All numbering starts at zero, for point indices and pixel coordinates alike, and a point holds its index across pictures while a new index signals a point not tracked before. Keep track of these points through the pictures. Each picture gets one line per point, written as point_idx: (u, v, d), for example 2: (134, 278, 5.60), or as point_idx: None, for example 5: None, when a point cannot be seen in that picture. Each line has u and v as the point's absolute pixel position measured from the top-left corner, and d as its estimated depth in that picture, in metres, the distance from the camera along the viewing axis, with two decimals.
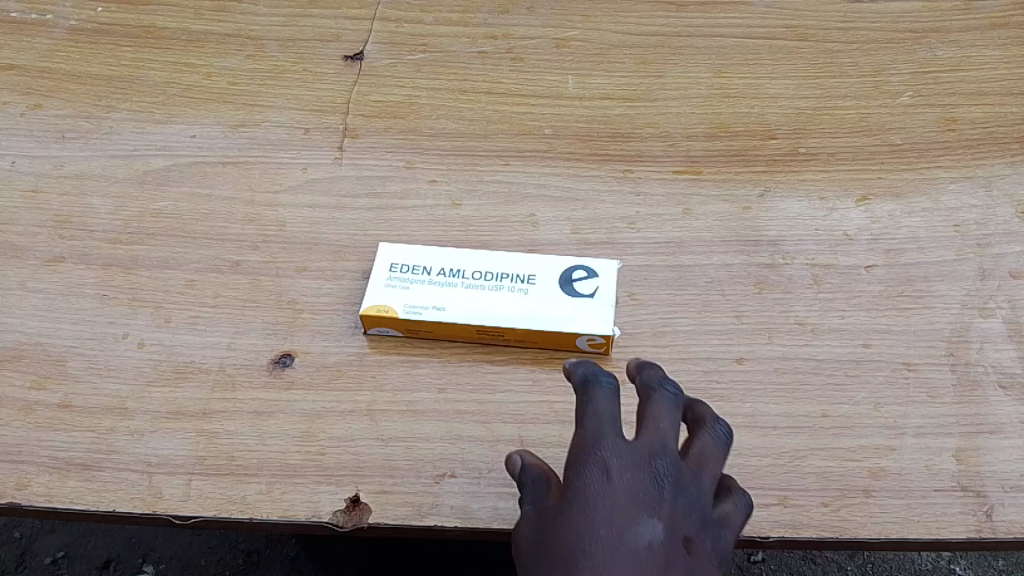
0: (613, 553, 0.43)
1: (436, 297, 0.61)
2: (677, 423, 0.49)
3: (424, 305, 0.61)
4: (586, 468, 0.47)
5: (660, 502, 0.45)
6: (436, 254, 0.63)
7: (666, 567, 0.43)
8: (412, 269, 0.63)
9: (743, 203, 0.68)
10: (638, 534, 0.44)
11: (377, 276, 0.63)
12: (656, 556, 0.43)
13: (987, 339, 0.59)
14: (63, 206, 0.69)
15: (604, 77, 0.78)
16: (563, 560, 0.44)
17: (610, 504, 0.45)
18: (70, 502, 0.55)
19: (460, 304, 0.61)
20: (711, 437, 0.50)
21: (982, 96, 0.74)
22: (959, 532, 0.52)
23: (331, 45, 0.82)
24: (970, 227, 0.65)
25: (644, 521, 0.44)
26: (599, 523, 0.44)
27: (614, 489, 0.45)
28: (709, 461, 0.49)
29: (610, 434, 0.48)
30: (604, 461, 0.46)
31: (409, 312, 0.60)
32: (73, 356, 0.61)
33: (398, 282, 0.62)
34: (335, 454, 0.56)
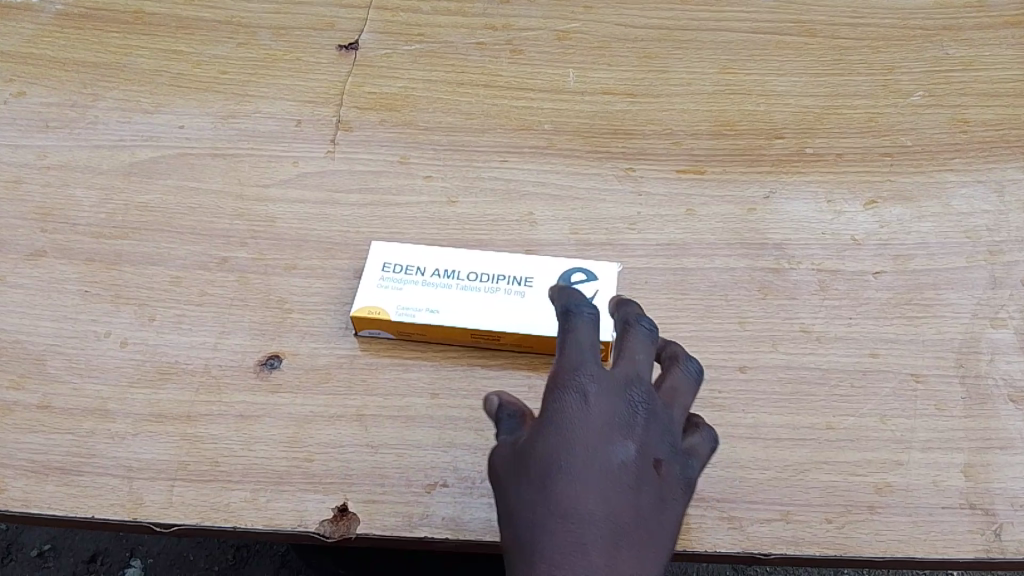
0: (587, 473, 0.44)
1: (430, 299, 0.59)
2: (651, 356, 0.49)
3: (417, 307, 0.59)
4: (564, 394, 0.46)
5: (632, 429, 0.46)
6: (431, 254, 0.62)
7: (636, 487, 0.44)
8: (405, 269, 0.61)
9: (747, 205, 0.66)
10: (610, 457, 0.45)
11: (369, 276, 0.61)
12: (626, 478, 0.44)
13: (997, 350, 0.58)
14: (45, 198, 0.67)
15: (606, 71, 0.76)
16: (537, 478, 0.44)
17: (586, 427, 0.45)
18: (47, 508, 0.53)
19: (454, 306, 0.59)
20: (682, 372, 0.51)
21: (994, 97, 0.72)
22: (967, 552, 0.50)
23: (325, 34, 0.80)
24: (981, 234, 0.63)
25: (618, 444, 0.45)
26: (574, 445, 0.45)
27: (591, 413, 0.46)
28: (678, 395, 0.50)
29: (591, 361, 0.47)
30: (582, 387, 0.46)
31: (402, 314, 0.58)
32: (53, 355, 0.59)
33: (391, 283, 0.60)
34: (323, 461, 0.54)
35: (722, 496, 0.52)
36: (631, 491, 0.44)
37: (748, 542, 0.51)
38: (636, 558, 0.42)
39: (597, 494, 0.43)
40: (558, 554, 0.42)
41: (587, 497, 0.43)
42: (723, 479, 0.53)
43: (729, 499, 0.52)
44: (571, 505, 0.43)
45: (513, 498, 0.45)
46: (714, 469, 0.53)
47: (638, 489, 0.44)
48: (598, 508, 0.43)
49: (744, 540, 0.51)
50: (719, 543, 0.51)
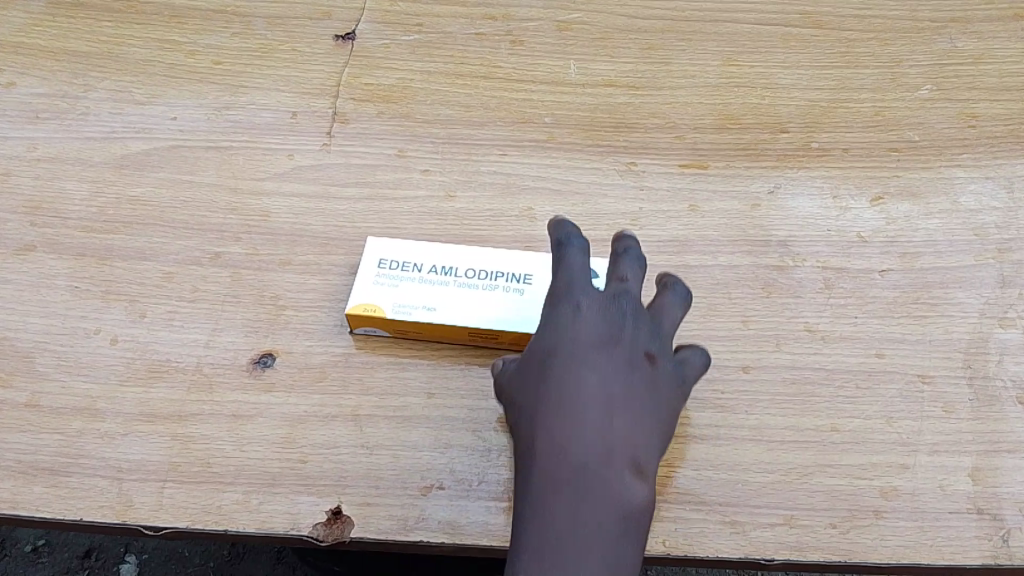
0: (583, 360, 0.48)
1: (427, 297, 0.58)
2: (641, 280, 0.52)
3: (413, 305, 0.57)
4: (558, 308, 0.50)
5: (624, 334, 0.49)
6: (428, 250, 0.60)
7: (630, 373, 0.48)
8: (402, 266, 0.59)
9: (751, 200, 0.64)
10: (604, 348, 0.49)
11: (365, 273, 0.59)
12: (621, 367, 0.48)
13: (1006, 351, 0.56)
14: (35, 191, 0.66)
15: (608, 63, 0.74)
16: (536, 371, 0.49)
17: (581, 326, 0.49)
18: (35, 510, 0.52)
19: (451, 304, 0.57)
20: (671, 296, 0.53)
21: (1004, 91, 0.70)
22: (974, 558, 0.49)
23: (322, 23, 0.78)
24: (989, 231, 0.62)
25: (610, 339, 0.49)
26: (570, 341, 0.49)
27: (584, 315, 0.50)
28: (672, 309, 0.53)
29: (581, 282, 0.51)
30: (575, 299, 0.50)
31: (398, 312, 0.57)
32: (42, 352, 0.57)
33: (387, 280, 0.59)
34: (317, 462, 0.53)
35: (724, 500, 0.51)
36: (623, 379, 0.48)
37: (750, 547, 0.50)
38: (631, 430, 0.47)
39: (594, 376, 0.47)
40: (557, 428, 0.46)
41: (584, 379, 0.47)
42: (725, 482, 0.52)
43: (731, 502, 0.51)
44: (569, 388, 0.47)
45: (517, 394, 0.49)
46: (716, 472, 0.52)
47: (632, 375, 0.48)
48: (594, 388, 0.47)
49: (747, 546, 0.50)
50: (721, 548, 0.50)
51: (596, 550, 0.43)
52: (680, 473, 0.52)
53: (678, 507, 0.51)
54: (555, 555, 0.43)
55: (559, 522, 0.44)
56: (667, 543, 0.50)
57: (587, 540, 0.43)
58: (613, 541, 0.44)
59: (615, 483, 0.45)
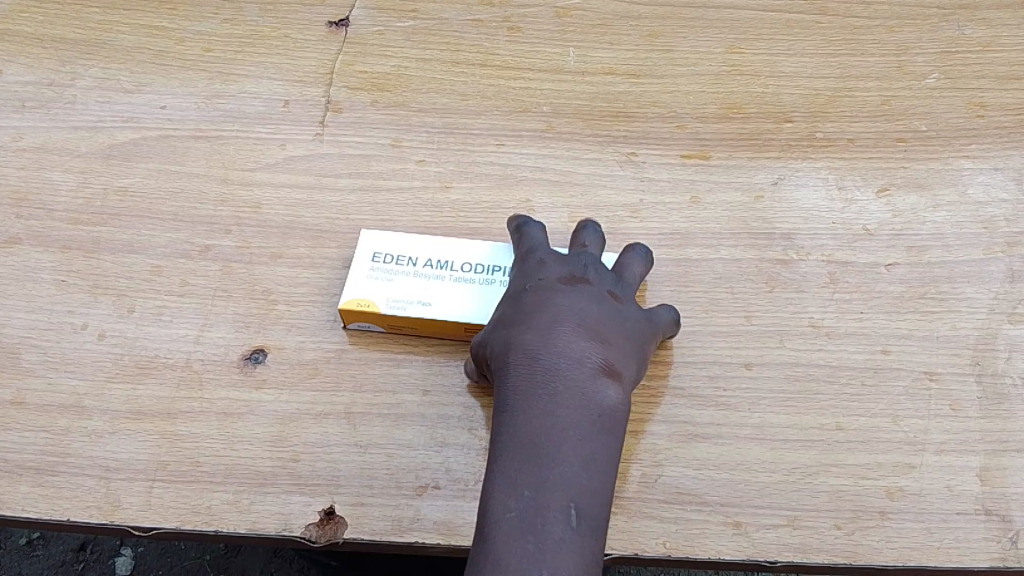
0: (551, 289, 0.51)
1: (422, 293, 0.56)
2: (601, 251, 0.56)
3: (408, 300, 0.56)
4: (525, 262, 0.54)
5: (587, 270, 0.53)
6: (423, 244, 0.58)
7: (599, 298, 0.51)
8: (397, 259, 0.58)
9: (754, 192, 0.63)
10: (573, 279, 0.52)
11: (359, 266, 0.58)
12: (588, 295, 0.51)
13: (1015, 347, 0.55)
14: (20, 182, 0.64)
15: (607, 50, 0.73)
16: (507, 306, 0.52)
17: (547, 266, 0.53)
18: (20, 510, 0.50)
19: (447, 300, 0.56)
20: (633, 253, 0.56)
21: (1013, 80, 0.69)
22: (982, 560, 0.48)
23: (314, 10, 0.76)
24: (999, 224, 0.60)
25: (577, 274, 0.53)
26: (537, 278, 0.52)
27: (549, 259, 0.54)
28: (636, 266, 0.55)
29: (542, 243, 0.55)
30: (540, 253, 0.54)
31: (393, 308, 0.55)
32: (27, 347, 0.56)
33: (381, 273, 0.57)
34: (309, 461, 0.52)
35: (726, 500, 0.50)
36: (592, 304, 0.51)
37: (753, 549, 0.48)
38: (602, 341, 0.49)
39: (562, 300, 0.50)
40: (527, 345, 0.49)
41: (552, 301, 0.50)
42: (726, 482, 0.50)
43: (733, 503, 0.50)
44: (538, 310, 0.50)
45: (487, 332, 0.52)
46: (718, 471, 0.51)
47: (601, 301, 0.51)
48: (563, 308, 0.50)
49: (750, 547, 0.48)
50: (723, 550, 0.48)
51: (571, 446, 0.45)
52: (681, 472, 0.51)
53: (679, 507, 0.50)
54: (531, 453, 0.45)
55: (532, 425, 0.46)
56: (667, 545, 0.48)
57: (561, 437, 0.45)
58: (584, 436, 0.46)
59: (586, 388, 0.47)
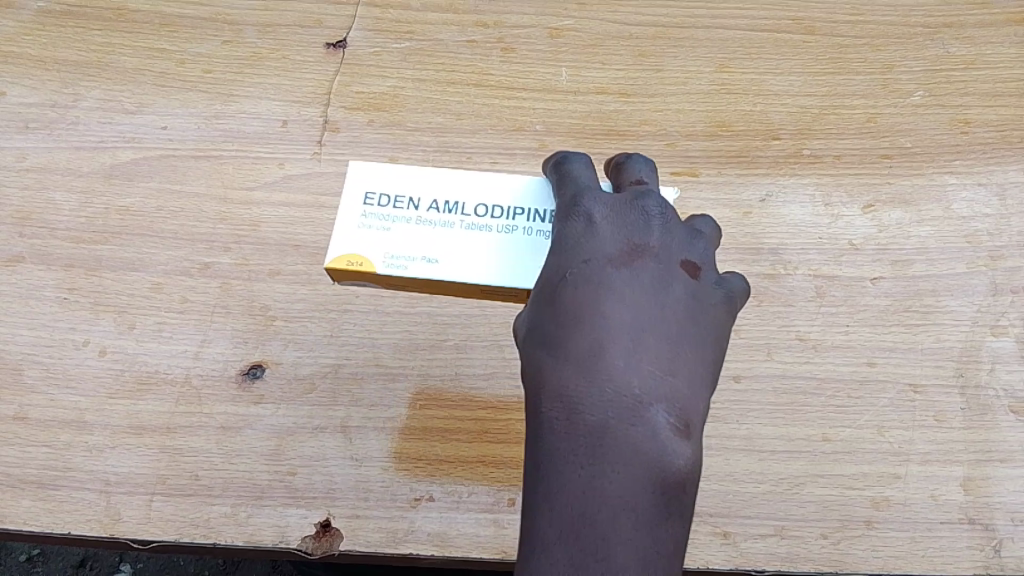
0: (601, 287, 0.45)
1: (424, 247, 0.51)
2: (656, 180, 0.51)
3: (410, 257, 0.50)
4: (570, 229, 0.47)
5: (648, 263, 0.46)
6: (423, 184, 0.53)
7: (660, 290, 0.45)
8: (393, 202, 0.52)
9: (742, 208, 0.64)
10: (631, 275, 0.45)
11: (349, 210, 0.52)
12: (650, 303, 0.45)
13: (998, 359, 0.56)
14: (24, 202, 0.65)
15: (599, 70, 0.72)
16: (546, 297, 0.45)
17: (595, 243, 0.46)
18: (23, 523, 0.52)
19: (454, 254, 0.50)
20: (700, 222, 0.51)
21: (997, 97, 0.69)
22: (966, 568, 0.50)
23: (312, 32, 0.74)
24: (982, 238, 0.62)
25: (632, 254, 0.46)
26: (583, 261, 0.46)
27: (598, 230, 0.47)
28: (702, 243, 0.48)
29: (593, 187, 0.49)
30: (586, 208, 0.48)
31: (391, 266, 0.50)
32: (30, 364, 0.57)
33: (376, 220, 0.51)
34: (305, 474, 0.54)
35: (715, 511, 0.51)
36: (654, 316, 0.44)
37: (741, 559, 0.50)
38: (666, 355, 0.43)
39: (617, 309, 0.44)
40: (573, 366, 0.43)
41: (602, 306, 0.44)
42: (715, 493, 0.52)
43: (722, 513, 0.51)
44: (586, 315, 0.44)
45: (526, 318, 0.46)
46: (706, 483, 0.52)
47: (664, 310, 0.45)
48: (617, 313, 0.44)
49: (738, 557, 0.50)
50: (712, 560, 0.50)
51: (628, 506, 0.40)
52: None
53: None
54: (580, 524, 0.40)
55: (578, 487, 0.40)
56: None
57: (615, 506, 0.40)
58: (643, 503, 0.40)
59: (648, 424, 0.41)
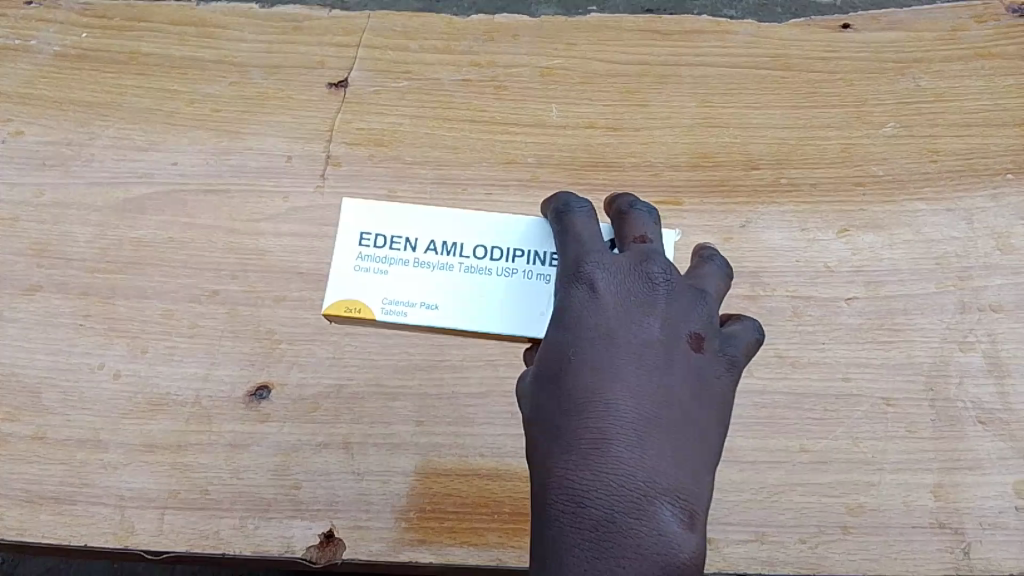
0: (607, 371, 0.46)
1: (422, 290, 0.51)
2: (659, 231, 0.51)
3: (410, 303, 0.51)
4: (574, 298, 0.48)
5: (654, 342, 0.47)
6: (418, 222, 0.53)
7: (664, 370, 0.46)
8: (389, 243, 0.52)
9: (723, 234, 0.67)
10: (636, 356, 0.46)
11: (344, 251, 0.52)
12: (654, 388, 0.46)
13: (965, 373, 0.60)
14: (40, 234, 0.68)
15: (588, 106, 0.75)
16: (551, 376, 0.47)
17: (598, 320, 0.47)
18: (43, 537, 0.56)
19: (455, 301, 0.51)
20: (712, 267, 0.51)
21: (964, 127, 0.72)
22: (936, 569, 0.54)
23: (316, 73, 0.77)
24: (950, 261, 0.65)
25: (637, 328, 0.47)
26: (586, 341, 0.47)
27: (601, 307, 0.47)
28: (706, 309, 0.49)
29: (597, 247, 0.49)
30: (588, 273, 0.48)
31: (389, 312, 0.51)
32: (47, 387, 0.61)
33: (372, 263, 0.51)
34: (309, 488, 0.57)
35: None
36: (658, 402, 0.46)
37: (723, 563, 0.54)
38: (669, 442, 0.45)
39: (623, 395, 0.45)
40: (577, 454, 0.44)
41: (608, 393, 0.45)
42: None
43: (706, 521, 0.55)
44: (590, 401, 0.45)
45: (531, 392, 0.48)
46: None
47: (667, 394, 0.46)
48: (620, 400, 0.45)
49: (721, 562, 0.54)
50: None
51: None
52: None
53: None
54: None
55: None
56: None
57: None
58: None
59: (651, 513, 0.43)
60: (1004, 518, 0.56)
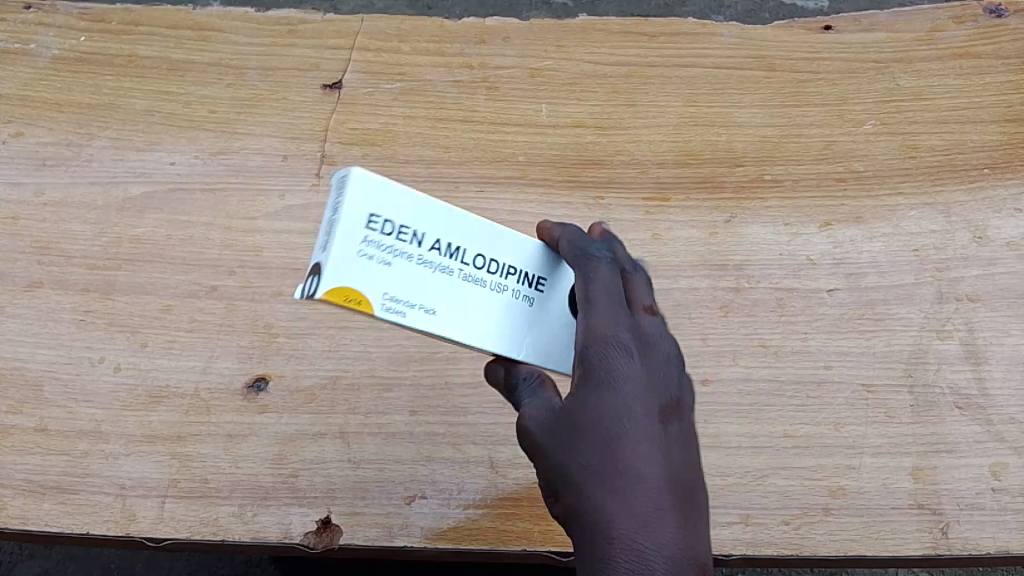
0: (650, 436, 0.44)
1: (425, 293, 0.44)
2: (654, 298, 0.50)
3: (410, 304, 0.44)
4: (612, 359, 0.45)
5: (681, 409, 0.46)
6: (430, 216, 0.45)
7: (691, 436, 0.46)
8: (398, 231, 0.43)
9: (709, 228, 0.68)
10: (671, 419, 0.45)
11: (348, 228, 0.42)
12: (688, 455, 0.45)
13: (943, 360, 0.62)
14: (41, 232, 0.69)
15: (577, 105, 0.76)
16: (591, 437, 0.44)
17: (646, 387, 0.45)
18: (45, 525, 0.57)
19: (454, 311, 0.45)
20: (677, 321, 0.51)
21: (942, 124, 0.74)
22: (915, 549, 0.56)
23: (310, 75, 0.78)
24: (928, 252, 0.67)
25: (670, 393, 0.46)
26: (629, 403, 0.45)
27: (638, 369, 0.46)
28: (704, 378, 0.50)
29: (621, 308, 0.47)
30: (622, 335, 0.46)
31: (389, 310, 0.43)
32: (49, 380, 0.62)
33: (377, 250, 0.43)
34: (307, 476, 0.59)
35: None
36: (691, 467, 0.45)
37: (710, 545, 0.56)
38: (700, 507, 0.45)
39: (666, 461, 0.44)
40: (633, 519, 0.42)
41: (653, 457, 0.44)
42: None
43: None
44: (639, 466, 0.43)
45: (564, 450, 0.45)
46: None
47: (694, 459, 0.46)
48: (666, 465, 0.44)
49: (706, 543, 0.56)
50: None
51: None
52: None
53: None
54: None
55: None
56: None
57: None
58: None
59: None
60: (981, 498, 0.57)
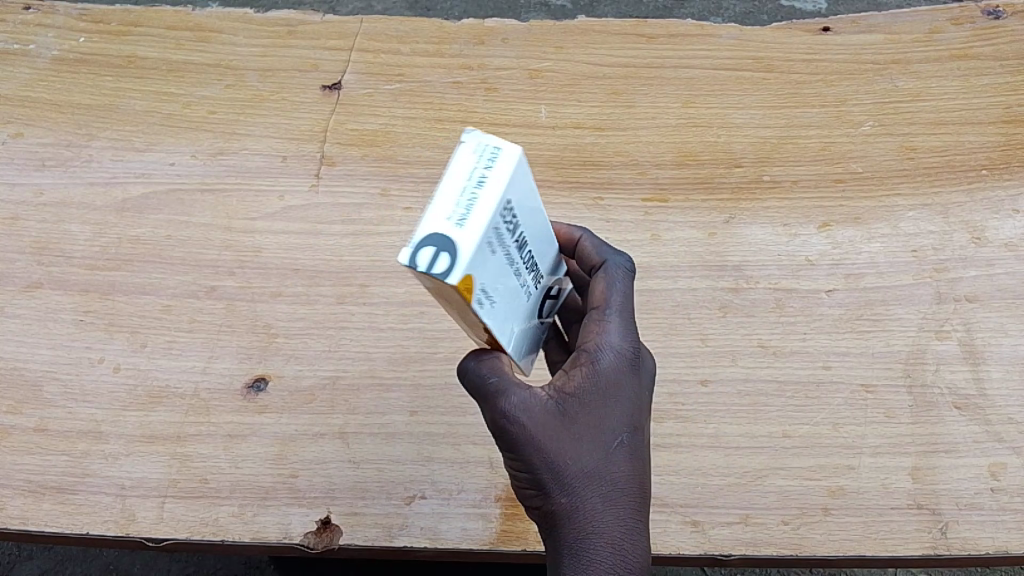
0: (639, 442, 0.48)
1: (503, 286, 0.42)
2: None
3: (492, 295, 0.41)
4: (621, 367, 0.48)
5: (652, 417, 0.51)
6: (527, 208, 0.43)
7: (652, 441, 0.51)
8: (511, 222, 0.41)
9: (707, 229, 0.68)
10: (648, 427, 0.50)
11: (486, 210, 0.39)
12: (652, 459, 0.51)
13: (941, 360, 0.62)
14: (41, 232, 0.69)
15: (576, 106, 0.76)
16: (594, 438, 0.47)
17: (643, 401, 0.49)
18: (44, 525, 0.57)
19: (508, 307, 0.43)
20: None
21: (939, 125, 0.74)
22: (915, 549, 0.56)
23: (309, 76, 0.78)
24: (926, 252, 0.67)
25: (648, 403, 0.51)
26: (629, 411, 0.48)
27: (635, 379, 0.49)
28: None
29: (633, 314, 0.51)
30: (632, 345, 0.49)
31: (482, 299, 0.40)
32: (49, 381, 0.62)
33: (496, 239, 0.40)
34: (307, 476, 0.59)
35: (685, 501, 0.57)
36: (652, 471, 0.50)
37: (709, 544, 0.56)
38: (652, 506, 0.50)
39: (645, 466, 0.49)
40: (623, 518, 0.47)
41: (640, 462, 0.48)
42: (685, 485, 0.57)
43: (690, 503, 0.57)
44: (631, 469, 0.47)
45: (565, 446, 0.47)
46: (675, 476, 0.58)
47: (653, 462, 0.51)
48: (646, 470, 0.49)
49: (705, 543, 0.56)
50: (682, 546, 0.56)
51: None
52: None
53: None
54: None
55: None
56: None
57: None
58: None
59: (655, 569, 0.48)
60: (980, 498, 0.57)
